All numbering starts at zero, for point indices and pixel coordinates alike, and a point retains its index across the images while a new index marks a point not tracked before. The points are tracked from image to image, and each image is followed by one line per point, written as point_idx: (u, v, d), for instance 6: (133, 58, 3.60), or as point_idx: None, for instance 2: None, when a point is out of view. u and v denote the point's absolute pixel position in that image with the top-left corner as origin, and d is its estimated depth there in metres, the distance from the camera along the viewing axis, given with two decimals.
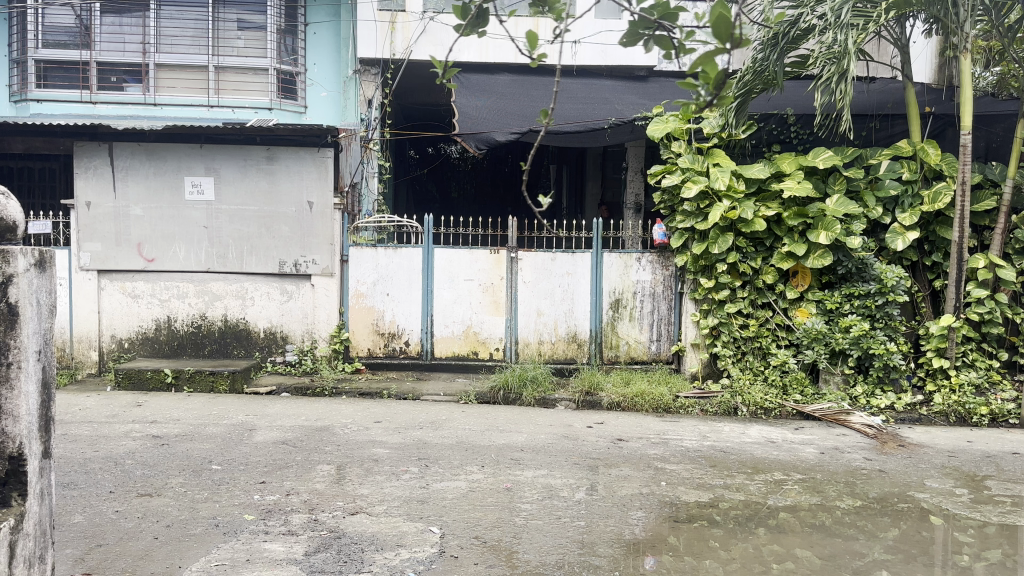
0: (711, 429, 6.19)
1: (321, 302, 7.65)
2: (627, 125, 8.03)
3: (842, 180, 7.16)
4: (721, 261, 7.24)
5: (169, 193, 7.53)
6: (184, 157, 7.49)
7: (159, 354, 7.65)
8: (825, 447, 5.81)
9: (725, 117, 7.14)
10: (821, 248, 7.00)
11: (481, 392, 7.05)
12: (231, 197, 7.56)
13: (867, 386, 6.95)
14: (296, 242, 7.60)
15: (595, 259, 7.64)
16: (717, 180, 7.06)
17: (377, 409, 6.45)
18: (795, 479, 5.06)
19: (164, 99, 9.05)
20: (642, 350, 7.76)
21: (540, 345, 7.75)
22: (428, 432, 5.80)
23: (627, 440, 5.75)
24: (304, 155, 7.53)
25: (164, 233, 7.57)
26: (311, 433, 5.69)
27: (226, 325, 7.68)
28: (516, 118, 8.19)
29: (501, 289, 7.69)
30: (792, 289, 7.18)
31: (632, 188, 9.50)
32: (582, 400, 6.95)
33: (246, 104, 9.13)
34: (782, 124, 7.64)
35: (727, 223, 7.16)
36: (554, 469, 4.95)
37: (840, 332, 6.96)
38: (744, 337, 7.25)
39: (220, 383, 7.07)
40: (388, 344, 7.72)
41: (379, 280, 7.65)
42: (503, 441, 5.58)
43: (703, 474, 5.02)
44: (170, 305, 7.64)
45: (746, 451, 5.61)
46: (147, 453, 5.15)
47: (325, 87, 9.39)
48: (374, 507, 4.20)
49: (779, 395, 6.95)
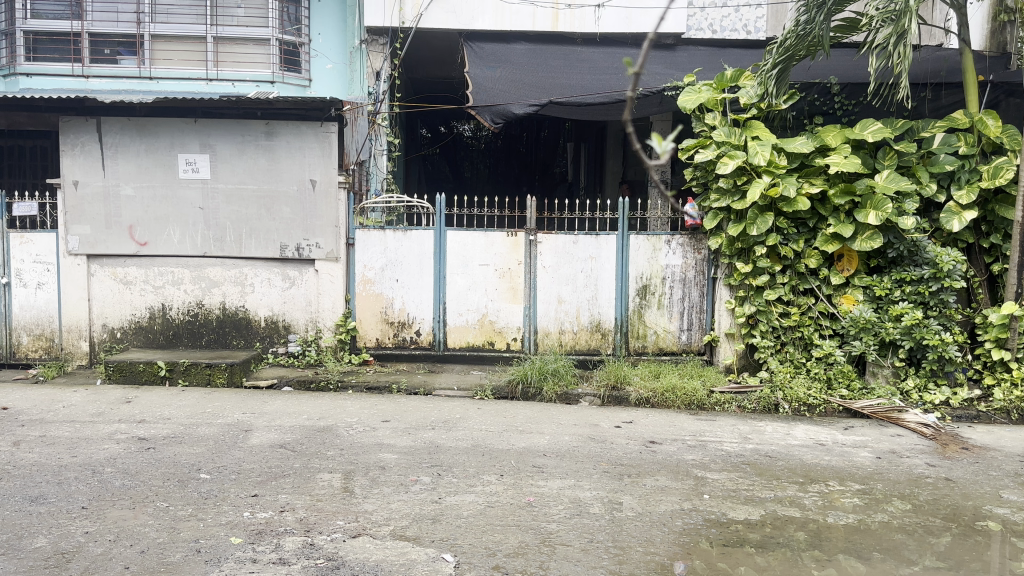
0: (752, 429, 5.63)
1: (325, 289, 7.10)
2: (656, 95, 7.45)
3: (893, 154, 6.58)
4: (759, 243, 6.63)
5: (162, 171, 6.98)
6: (177, 133, 6.95)
7: (153, 345, 7.15)
8: (880, 450, 5.23)
9: (764, 85, 6.56)
10: (870, 229, 6.39)
11: (498, 387, 6.50)
12: (228, 175, 7.00)
13: (919, 380, 6.36)
14: (298, 224, 7.05)
15: (620, 242, 7.06)
16: (757, 155, 6.44)
17: (384, 406, 5.92)
18: (854, 491, 4.49)
19: (161, 73, 8.51)
20: (672, 339, 7.19)
21: (561, 335, 7.20)
22: (440, 433, 5.25)
23: (660, 443, 5.20)
24: (305, 129, 6.97)
25: (157, 215, 7.03)
26: (313, 435, 5.16)
27: (225, 314, 7.17)
28: (535, 90, 7.62)
29: (519, 275, 7.13)
30: (837, 274, 6.57)
31: (657, 164, 8.92)
32: (607, 395, 6.40)
33: (246, 78, 8.56)
34: (825, 94, 7.04)
35: (767, 202, 6.56)
36: (582, 479, 4.40)
37: (890, 321, 6.37)
38: (784, 327, 6.67)
39: (218, 376, 6.56)
40: (397, 334, 7.20)
41: (387, 265, 7.12)
42: (524, 445, 5.03)
43: (750, 486, 4.46)
44: (164, 292, 7.13)
45: (794, 456, 5.05)
46: (131, 460, 4.64)
47: (330, 58, 8.80)
48: (381, 528, 3.67)
49: (823, 390, 6.37)
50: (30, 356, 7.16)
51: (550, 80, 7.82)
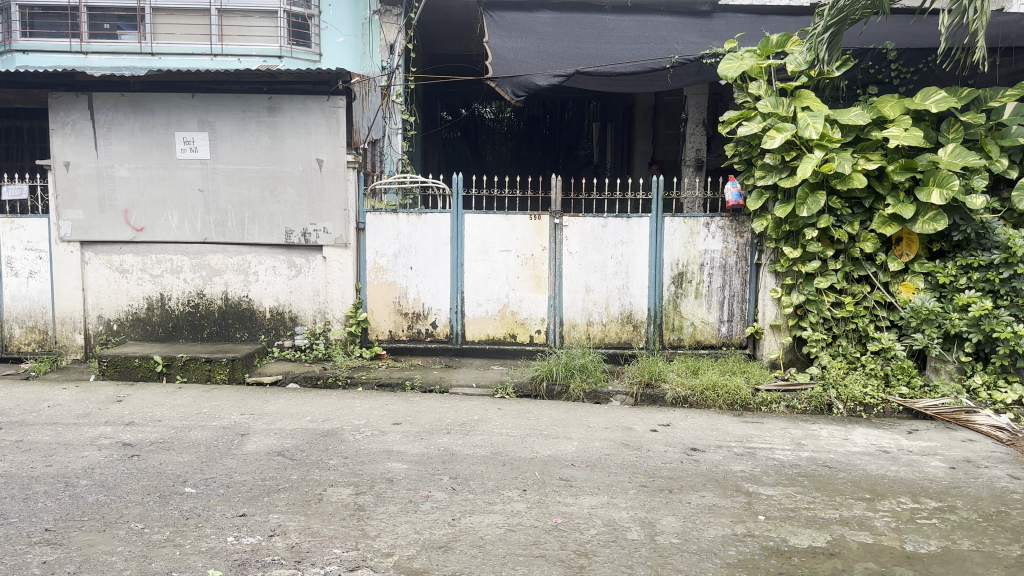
0: (805, 434, 5.04)
1: (334, 278, 6.58)
2: (694, 63, 6.81)
3: (958, 127, 5.92)
4: (810, 226, 6.00)
5: (158, 151, 6.48)
6: (174, 109, 6.43)
7: (152, 338, 6.69)
8: (953, 459, 4.61)
9: (814, 51, 5.93)
10: (933, 209, 5.76)
11: (520, 384, 5.96)
12: (229, 154, 6.47)
13: (987, 377, 5.65)
14: (304, 207, 6.50)
15: (654, 225, 6.45)
16: (808, 127, 5.81)
17: (396, 407, 5.38)
18: (932, 509, 3.87)
19: (163, 48, 7.96)
20: (711, 332, 6.60)
21: (589, 327, 6.63)
22: (456, 438, 4.71)
23: (703, 451, 4.62)
24: (311, 104, 6.40)
25: (153, 198, 6.53)
26: (315, 440, 4.64)
27: (227, 305, 6.68)
28: (560, 61, 7.01)
29: (543, 261, 6.56)
30: (895, 259, 5.95)
31: (692, 142, 8.29)
32: (640, 394, 5.83)
33: (252, 53, 7.97)
34: (880, 60, 6.35)
35: (818, 180, 5.91)
36: (617, 497, 3.84)
37: (956, 311, 5.70)
38: (836, 318, 6.07)
39: (218, 372, 6.06)
40: (412, 326, 6.68)
41: (400, 251, 6.58)
42: (550, 452, 4.49)
43: (811, 504, 3.88)
44: (162, 281, 6.66)
45: (856, 466, 4.46)
46: (111, 471, 4.16)
47: (341, 31, 8.23)
48: (384, 559, 3.14)
49: (880, 388, 5.76)
50: (22, 349, 6.73)
51: (577, 50, 7.21)
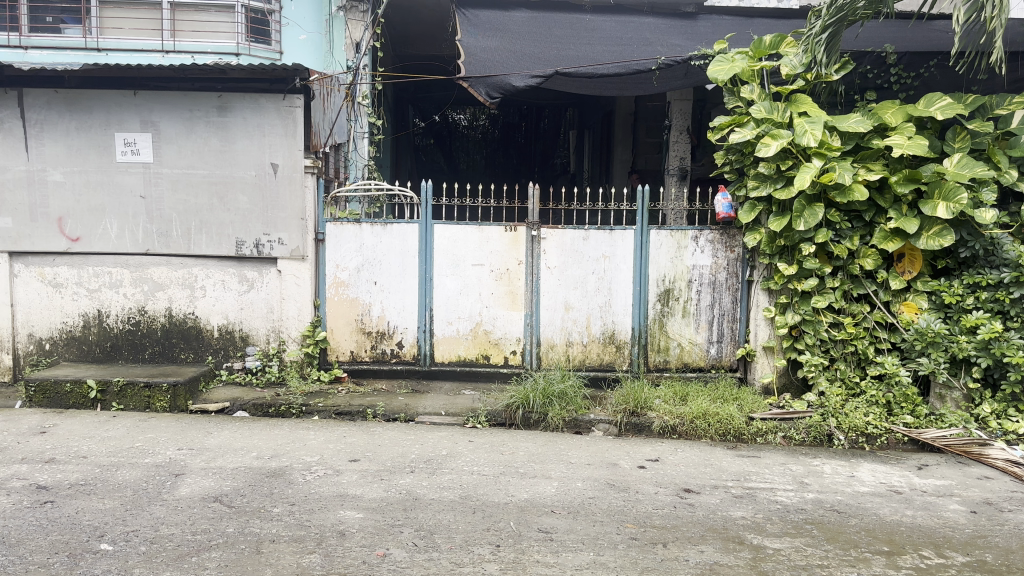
0: (808, 471, 4.57)
1: (290, 294, 6.02)
2: (681, 65, 6.38)
3: (965, 135, 5.51)
4: (807, 240, 5.56)
5: (96, 154, 5.88)
6: (114, 108, 5.85)
7: (88, 359, 6.08)
8: (973, 502, 4.16)
9: (811, 52, 5.50)
10: (938, 224, 5.34)
11: (494, 412, 5.42)
12: (174, 158, 5.89)
13: (997, 405, 5.22)
14: (257, 216, 5.94)
15: (639, 238, 5.98)
16: (805, 134, 5.36)
17: (354, 440, 4.83)
18: (960, 565, 3.40)
19: (110, 44, 7.12)
20: (699, 353, 6.13)
21: (568, 348, 6.14)
22: (421, 478, 4.17)
23: (697, 493, 4.13)
24: (265, 103, 5.84)
25: (91, 205, 5.93)
26: (259, 482, 4.08)
27: (171, 323, 6.08)
28: (538, 62, 6.53)
29: (519, 277, 6.06)
30: (897, 277, 5.52)
31: (676, 150, 7.83)
32: (625, 423, 5.33)
33: (207, 49, 7.25)
34: (879, 64, 5.96)
35: (816, 191, 5.47)
36: (604, 554, 3.32)
37: (964, 333, 5.26)
38: (834, 340, 5.64)
39: (158, 399, 5.47)
40: (376, 346, 6.13)
41: (364, 264, 6.04)
42: (526, 496, 3.96)
43: (825, 560, 3.39)
44: (100, 296, 6.05)
45: (868, 511, 4.00)
46: (16, 523, 3.56)
47: (304, 28, 7.56)
48: None
49: (883, 417, 5.32)
50: None
51: (556, 51, 6.73)
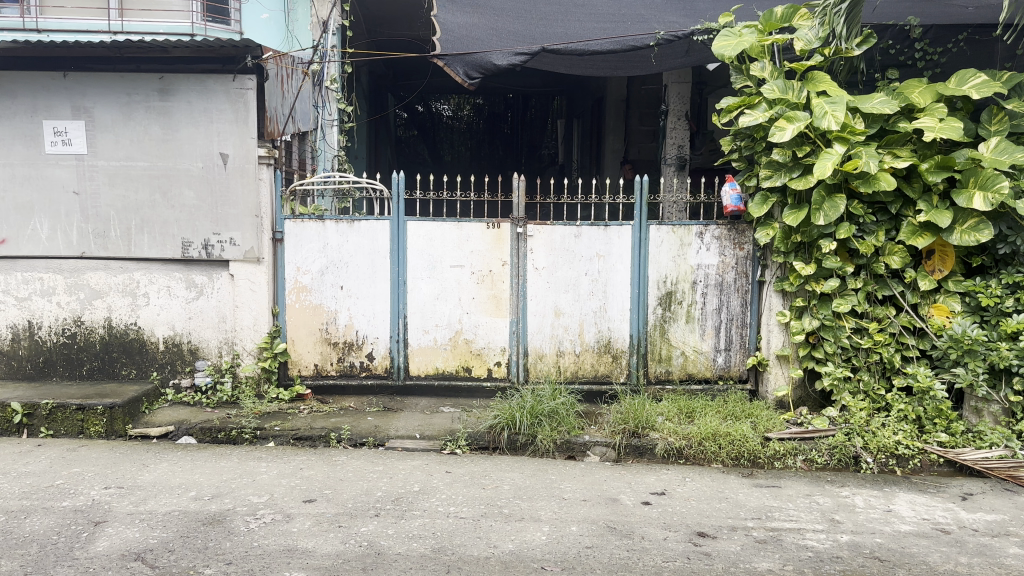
0: (837, 505, 3.96)
1: (245, 301, 5.35)
2: (682, 41, 5.74)
3: (1002, 116, 4.87)
4: (827, 236, 4.92)
5: (22, 145, 5.20)
6: (42, 92, 5.16)
7: (18, 375, 5.39)
8: None
9: (828, 24, 4.91)
10: (974, 216, 4.71)
11: (475, 434, 4.78)
12: (111, 149, 5.20)
13: None
14: (205, 213, 5.26)
15: (637, 235, 5.34)
16: (825, 117, 4.70)
17: (312, 473, 4.17)
18: None
19: (51, 25, 6.24)
20: (704, 363, 5.50)
21: (559, 359, 5.50)
22: (387, 523, 3.53)
23: (713, 538, 3.50)
24: (212, 85, 5.15)
25: (17, 203, 5.25)
26: (193, 533, 3.43)
27: (111, 335, 5.40)
28: (524, 38, 5.82)
29: (504, 280, 5.42)
30: (926, 276, 4.89)
31: (674, 137, 7.17)
32: (625, 445, 4.70)
33: (159, 30, 6.44)
34: (901, 38, 5.34)
35: (836, 180, 4.84)
36: None
37: (1004, 339, 4.64)
38: (857, 348, 5.01)
39: (92, 423, 4.79)
40: (343, 359, 5.47)
41: (328, 267, 5.37)
42: (511, 547, 3.32)
43: None
44: (31, 305, 5.37)
45: (915, 557, 3.38)
46: None
47: (263, 6, 6.83)
48: None
49: (915, 435, 4.71)
50: None
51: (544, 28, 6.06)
